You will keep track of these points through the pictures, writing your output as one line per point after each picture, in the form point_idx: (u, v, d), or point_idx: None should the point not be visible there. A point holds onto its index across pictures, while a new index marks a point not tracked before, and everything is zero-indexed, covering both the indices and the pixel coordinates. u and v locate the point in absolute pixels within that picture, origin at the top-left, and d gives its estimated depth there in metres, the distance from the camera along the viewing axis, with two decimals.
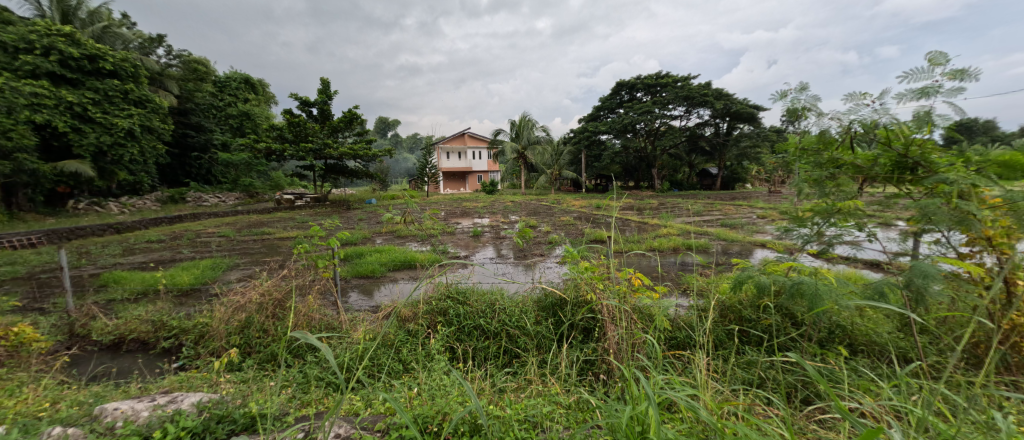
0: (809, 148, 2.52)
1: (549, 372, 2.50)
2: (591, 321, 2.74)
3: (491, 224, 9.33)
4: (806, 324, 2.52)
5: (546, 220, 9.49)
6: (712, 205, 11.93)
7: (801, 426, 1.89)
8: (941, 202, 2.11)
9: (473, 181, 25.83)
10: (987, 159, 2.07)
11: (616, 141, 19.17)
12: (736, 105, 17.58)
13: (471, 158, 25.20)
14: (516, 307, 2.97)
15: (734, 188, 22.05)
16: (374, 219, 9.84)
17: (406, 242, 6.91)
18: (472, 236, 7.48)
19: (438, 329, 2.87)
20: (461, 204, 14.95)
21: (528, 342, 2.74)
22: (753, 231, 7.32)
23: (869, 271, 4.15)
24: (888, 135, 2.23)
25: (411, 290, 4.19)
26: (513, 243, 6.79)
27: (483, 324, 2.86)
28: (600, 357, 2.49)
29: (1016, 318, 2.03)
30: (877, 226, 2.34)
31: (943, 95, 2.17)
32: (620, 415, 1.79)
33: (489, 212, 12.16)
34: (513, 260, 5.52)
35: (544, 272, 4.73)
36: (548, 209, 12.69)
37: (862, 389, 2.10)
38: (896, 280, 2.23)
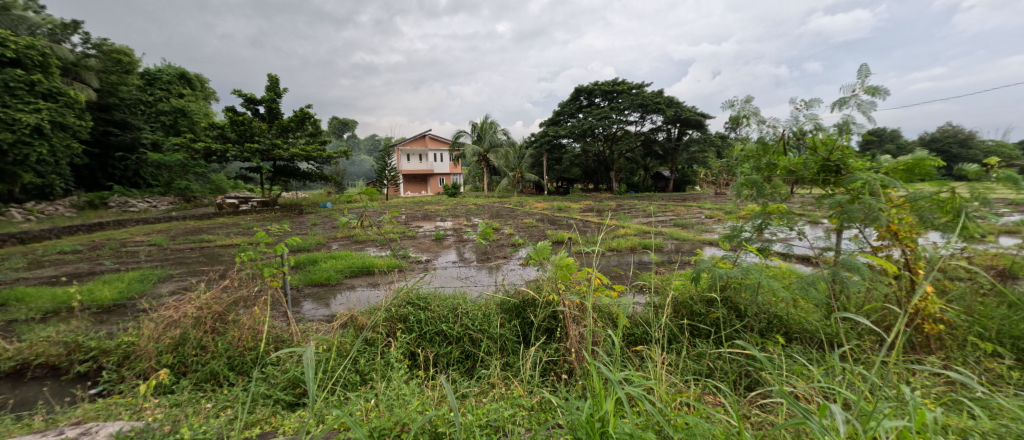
0: (750, 153, 2.69)
1: (511, 375, 2.45)
2: (554, 322, 2.71)
3: (453, 226, 9.22)
4: (748, 314, 2.61)
5: (509, 222, 9.50)
6: (665, 207, 12.41)
7: (746, 411, 1.95)
8: (857, 201, 2.29)
9: (434, 183, 25.63)
10: (893, 166, 2.32)
11: (576, 145, 19.53)
12: (686, 112, 18.39)
13: (432, 160, 24.90)
14: (480, 311, 2.85)
15: (685, 190, 23.18)
16: (328, 224, 9.45)
17: (365, 246, 6.70)
18: (433, 240, 7.32)
19: (395, 337, 2.69)
20: (422, 207, 14.71)
21: (491, 346, 2.65)
22: (702, 230, 7.67)
23: (803, 266, 4.45)
24: (816, 142, 2.43)
25: (374, 298, 4.02)
26: (475, 245, 6.71)
27: (447, 327, 2.72)
28: (563, 356, 2.45)
29: (920, 304, 2.24)
30: (806, 224, 2.50)
31: (862, 106, 2.43)
32: (579, 413, 1.76)
33: (451, 214, 12.02)
34: (476, 263, 5.44)
35: (507, 274, 4.69)
36: (510, 211, 12.72)
37: (795, 373, 2.20)
38: (823, 272, 2.37)
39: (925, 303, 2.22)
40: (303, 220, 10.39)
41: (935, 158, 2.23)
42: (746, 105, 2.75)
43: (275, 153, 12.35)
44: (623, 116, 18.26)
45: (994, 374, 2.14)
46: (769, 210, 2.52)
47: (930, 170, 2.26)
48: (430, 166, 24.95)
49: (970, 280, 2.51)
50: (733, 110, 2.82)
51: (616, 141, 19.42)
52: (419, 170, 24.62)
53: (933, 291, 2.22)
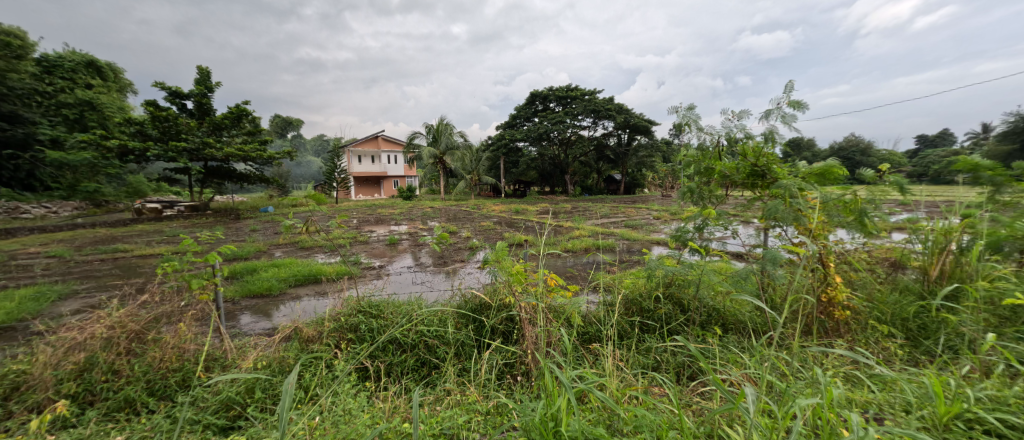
0: (692, 158, 2.82)
1: (470, 383, 2.24)
2: (511, 324, 2.61)
3: (408, 230, 8.95)
4: (690, 308, 2.67)
5: (466, 225, 9.35)
6: (617, 209, 12.77)
7: (688, 399, 1.98)
8: (782, 203, 2.40)
9: (387, 186, 24.99)
10: (807, 171, 2.53)
11: (532, 148, 19.72)
12: (635, 118, 19.09)
13: (385, 162, 24.24)
14: (436, 316, 2.71)
15: (636, 192, 24.06)
16: (269, 230, 8.88)
17: (312, 253, 6.32)
18: (387, 245, 7.03)
19: (343, 349, 2.52)
20: (375, 211, 14.22)
21: (448, 351, 2.51)
22: (652, 230, 7.93)
23: (738, 261, 4.70)
24: (745, 150, 2.57)
25: (322, 308, 3.74)
26: (431, 250, 6.50)
27: (401, 335, 2.56)
28: (519, 358, 2.34)
29: (831, 293, 2.48)
30: (738, 224, 2.63)
31: (786, 118, 2.56)
32: (534, 412, 1.68)
33: (406, 217, 11.68)
34: (432, 268, 5.27)
35: (465, 279, 4.56)
36: (467, 214, 12.59)
37: (731, 361, 2.28)
38: (754, 267, 2.50)
39: (833, 291, 2.49)
40: (239, 226, 9.69)
41: (841, 166, 2.45)
42: (688, 111, 2.81)
43: (206, 153, 11.52)
44: (577, 120, 18.68)
45: (889, 351, 2.47)
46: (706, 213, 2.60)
47: (839, 176, 2.49)
48: (384, 168, 24.31)
49: (872, 271, 3.05)
50: (677, 116, 2.87)
51: (570, 145, 19.80)
52: (371, 172, 23.85)
53: (841, 281, 2.50)
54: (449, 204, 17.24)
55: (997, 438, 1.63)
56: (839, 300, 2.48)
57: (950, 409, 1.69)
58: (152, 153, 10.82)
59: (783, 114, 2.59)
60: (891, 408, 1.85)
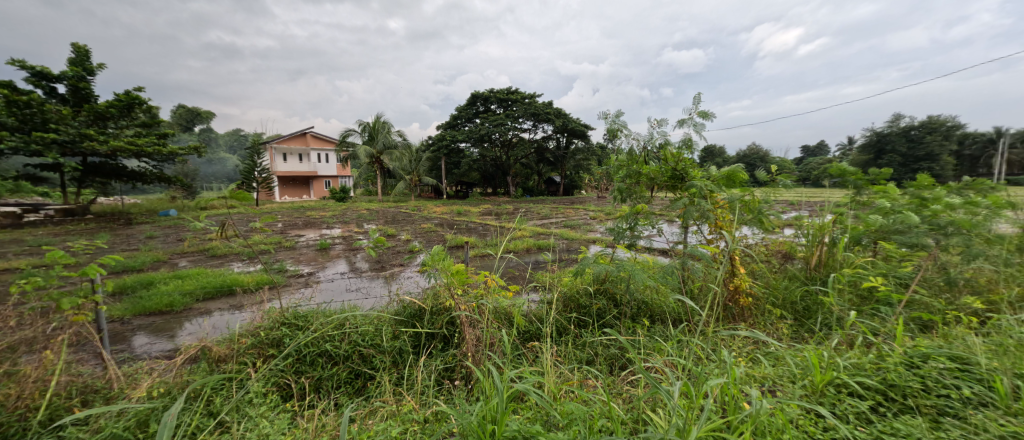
0: (623, 162, 3.22)
1: (417, 383, 2.53)
2: (451, 328, 2.80)
3: (342, 234, 8.77)
4: (622, 303, 3.07)
5: (406, 228, 9.35)
6: (557, 209, 13.39)
7: (619, 389, 2.32)
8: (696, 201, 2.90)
9: (318, 187, 23.97)
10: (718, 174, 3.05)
11: (474, 150, 19.93)
12: (572, 123, 19.99)
13: (315, 161, 23.21)
14: (371, 324, 2.83)
15: (575, 194, 25.12)
16: (174, 237, 8.24)
17: (227, 261, 6.04)
18: (319, 249, 6.89)
19: (269, 366, 2.55)
20: (304, 214, 13.61)
21: (383, 361, 2.67)
22: (588, 230, 8.48)
23: (663, 258, 5.24)
24: (668, 155, 3.02)
25: (235, 322, 3.72)
26: (365, 254, 6.48)
27: (333, 347, 2.65)
28: (458, 362, 2.58)
29: (738, 282, 3.02)
30: (664, 222, 3.10)
31: (698, 127, 3.06)
32: (471, 417, 1.90)
33: (339, 220, 11.38)
34: (369, 273, 5.30)
35: (403, 284, 4.68)
36: (408, 216, 12.55)
37: (655, 350, 2.66)
38: (679, 263, 2.98)
39: (739, 280, 3.04)
40: (129, 233, 8.80)
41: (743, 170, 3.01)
42: (618, 118, 3.21)
43: (84, 145, 10.40)
44: (517, 123, 19.18)
45: (781, 330, 3.03)
46: (638, 210, 3.00)
47: (741, 180, 3.03)
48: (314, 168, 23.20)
49: (768, 262, 3.74)
50: (608, 123, 3.25)
51: (511, 147, 20.25)
52: (298, 172, 22.71)
53: (744, 272, 3.05)
54: (385, 205, 16.90)
55: (858, 397, 2.11)
56: (743, 287, 3.03)
57: (824, 377, 2.16)
58: (8, 144, 9.50)
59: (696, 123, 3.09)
60: (782, 380, 2.29)
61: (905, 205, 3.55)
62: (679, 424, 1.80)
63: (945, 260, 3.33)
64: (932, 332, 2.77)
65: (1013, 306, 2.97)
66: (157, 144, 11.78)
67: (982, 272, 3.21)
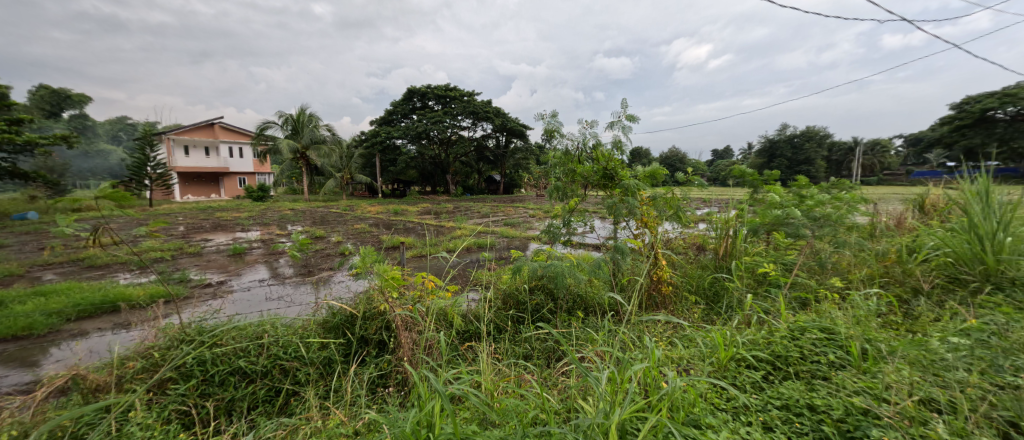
0: (558, 161, 3.55)
1: (348, 394, 2.49)
2: (386, 332, 2.79)
3: (260, 237, 8.36)
4: (557, 298, 3.40)
5: (337, 229, 9.14)
6: (497, 208, 13.71)
7: (553, 380, 2.58)
8: (621, 197, 3.34)
9: (230, 185, 22.51)
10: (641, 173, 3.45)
11: (411, 147, 19.63)
12: (511, 122, 20.46)
13: (225, 157, 21.66)
14: (295, 335, 2.73)
15: (515, 193, 25.65)
16: (38, 246, 7.29)
17: (112, 272, 5.58)
18: (231, 256, 6.54)
19: (166, 391, 2.33)
20: (211, 215, 12.60)
21: (308, 375, 2.58)
22: (528, 228, 8.86)
23: (595, 252, 5.68)
24: (600, 155, 3.38)
25: (119, 345, 3.28)
26: (288, 259, 6.28)
27: (249, 363, 2.51)
28: (394, 368, 2.61)
29: (661, 274, 3.45)
30: (594, 218, 3.50)
31: (625, 129, 3.46)
32: (405, 424, 1.95)
33: (256, 222, 10.73)
34: (292, 279, 5.19)
35: (332, 289, 4.65)
36: (339, 216, 12.19)
37: (587, 340, 2.95)
38: (608, 257, 3.33)
39: (661, 271, 3.47)
40: None
41: (662, 169, 3.43)
42: (553, 119, 3.52)
43: None
44: (456, 120, 19.25)
45: (695, 313, 3.49)
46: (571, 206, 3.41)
47: (660, 176, 3.45)
48: (225, 163, 21.70)
49: (684, 255, 4.26)
50: (544, 124, 3.55)
51: (451, 145, 20.23)
52: (207, 169, 21.05)
53: (664, 265, 3.48)
54: (312, 205, 16.11)
55: (753, 369, 2.52)
56: (665, 278, 3.47)
57: (727, 355, 2.55)
58: None
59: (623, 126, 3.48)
60: (695, 360, 2.65)
61: (788, 201, 4.13)
62: (605, 408, 2.01)
63: (817, 248, 3.96)
64: (809, 309, 3.30)
65: (863, 282, 3.56)
66: (11, 132, 10.26)
67: (843, 257, 3.90)
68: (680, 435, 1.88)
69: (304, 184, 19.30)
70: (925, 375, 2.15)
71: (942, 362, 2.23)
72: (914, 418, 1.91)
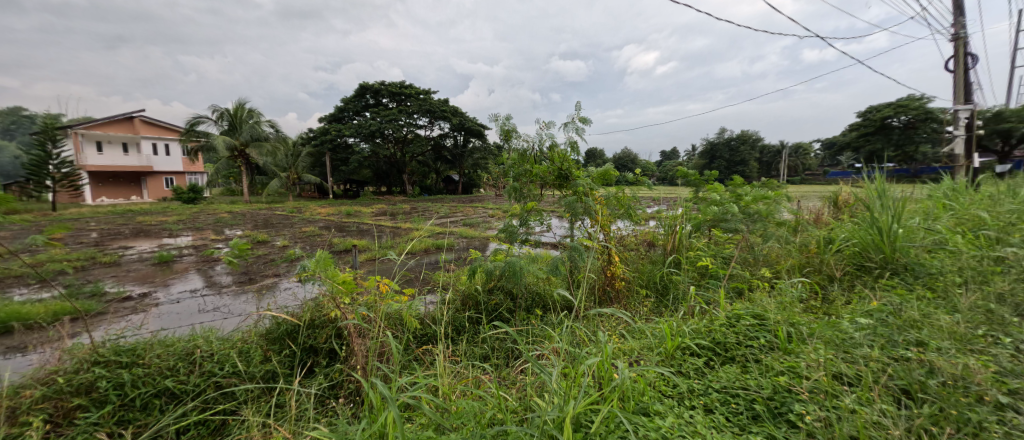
0: (513, 162, 3.68)
1: (295, 407, 2.36)
2: (337, 341, 2.79)
3: (192, 243, 7.92)
4: (516, 297, 3.54)
5: (284, 232, 8.84)
6: (455, 208, 13.70)
7: (510, 378, 2.67)
8: (577, 198, 3.52)
9: (153, 184, 21.13)
10: (594, 173, 3.64)
11: (364, 145, 19.13)
12: (469, 122, 20.48)
13: (148, 154, 20.23)
14: (232, 350, 2.61)
15: (473, 192, 25.67)
16: None
17: (9, 288, 5.13)
18: (157, 265, 6.19)
19: (74, 422, 2.13)
20: (132, 220, 11.71)
21: (247, 392, 2.45)
22: (487, 227, 8.98)
23: (553, 251, 5.88)
24: (556, 156, 3.55)
25: (13, 370, 3.05)
26: (225, 267, 6.03)
27: (177, 383, 2.34)
28: (345, 378, 2.59)
29: (614, 270, 3.67)
30: (551, 217, 3.67)
31: (579, 131, 3.63)
32: (358, 432, 1.96)
33: (189, 228, 10.12)
34: (228, 288, 4.99)
35: (274, 298, 4.51)
36: (283, 219, 11.73)
37: (544, 337, 3.09)
38: (565, 256, 3.50)
39: (615, 268, 3.69)
40: None
41: (614, 169, 3.64)
42: (508, 120, 3.64)
43: None
44: (412, 119, 19.03)
45: (645, 306, 3.73)
46: (527, 206, 3.53)
47: (612, 176, 3.65)
48: (147, 162, 20.27)
49: (637, 251, 4.51)
50: (499, 125, 3.67)
51: (407, 144, 19.95)
52: (126, 168, 19.57)
53: (617, 260, 3.70)
54: (254, 208, 15.33)
55: (695, 355, 2.77)
56: (617, 274, 3.69)
57: (672, 344, 2.77)
58: None
59: (577, 127, 3.65)
60: (644, 350, 2.84)
61: (727, 198, 4.49)
62: (559, 403, 2.07)
63: (751, 242, 4.31)
64: (744, 297, 3.61)
65: (788, 272, 3.94)
66: None
67: (773, 249, 4.30)
68: (631, 424, 1.99)
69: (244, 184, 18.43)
70: (838, 353, 2.43)
71: (851, 340, 2.54)
72: (828, 391, 2.15)
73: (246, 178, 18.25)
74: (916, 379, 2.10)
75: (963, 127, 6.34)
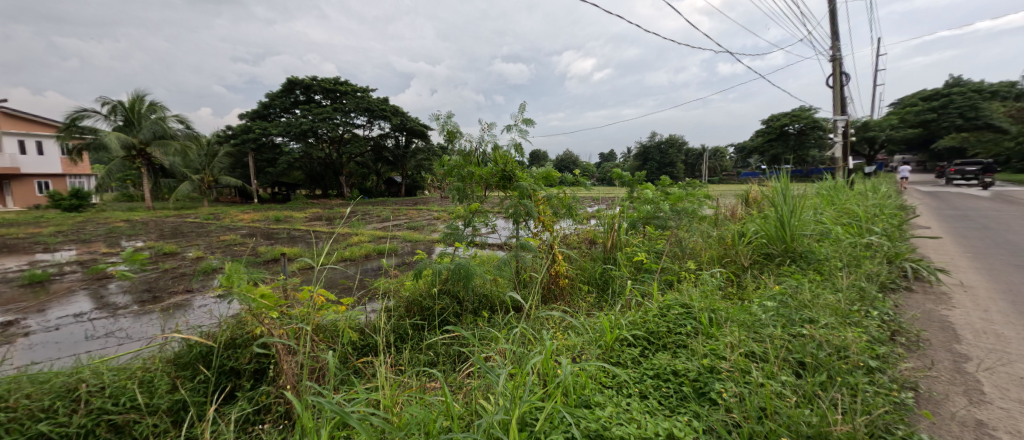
0: (455, 164, 3.77)
1: (213, 437, 2.12)
2: (263, 359, 2.55)
3: (78, 259, 7.13)
4: (463, 300, 3.65)
5: (199, 242, 8.26)
6: (398, 210, 13.44)
7: (457, 385, 2.71)
8: (519, 200, 3.68)
9: (19, 186, 18.54)
10: (536, 174, 3.84)
11: (294, 145, 18.11)
12: (410, 122, 20.20)
13: (13, 153, 17.70)
14: (128, 381, 2.28)
15: (417, 194, 25.31)
16: None
17: None
18: (27, 286, 5.54)
19: None
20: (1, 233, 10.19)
21: (150, 428, 2.14)
22: (433, 230, 8.97)
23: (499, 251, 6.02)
24: (500, 157, 3.70)
25: None
26: (120, 284, 5.51)
27: (55, 426, 1.99)
28: (274, 398, 2.34)
29: (558, 269, 3.88)
30: (496, 217, 3.83)
31: (521, 132, 3.82)
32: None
33: (74, 241, 9.03)
34: (126, 309, 4.53)
35: (182, 319, 4.13)
36: (197, 227, 10.85)
37: (491, 339, 3.19)
38: (511, 258, 3.66)
39: (558, 266, 3.91)
40: None
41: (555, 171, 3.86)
42: (450, 121, 3.73)
43: None
44: (348, 118, 18.41)
45: (586, 302, 3.94)
46: (470, 208, 3.66)
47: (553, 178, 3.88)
48: (14, 162, 17.75)
49: (579, 250, 4.78)
50: (441, 125, 3.75)
51: (343, 144, 19.28)
52: None
53: (561, 259, 3.92)
54: (159, 215, 13.94)
55: (631, 345, 3.02)
56: (561, 272, 3.91)
57: (611, 337, 3.00)
58: None
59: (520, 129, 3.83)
60: (587, 345, 3.02)
61: (656, 198, 4.94)
62: (505, 406, 2.13)
63: (680, 237, 4.66)
64: (673, 288, 3.97)
65: (710, 262, 4.33)
66: None
67: (697, 243, 4.74)
68: (573, 418, 2.13)
69: (145, 187, 16.70)
70: (749, 333, 2.79)
71: (759, 321, 2.93)
72: (741, 368, 2.45)
73: (147, 181, 16.59)
74: (808, 352, 2.46)
75: (840, 133, 7.38)
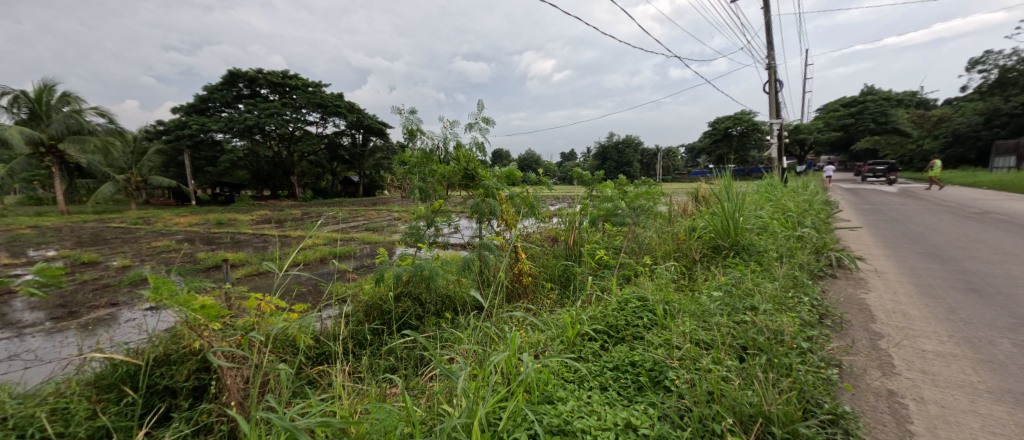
0: (417, 162, 3.78)
1: None
2: (203, 375, 2.45)
3: None
4: (426, 302, 3.69)
5: (127, 249, 7.73)
6: (356, 212, 13.15)
7: (421, 387, 2.73)
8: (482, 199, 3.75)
9: None
10: (498, 173, 3.91)
11: (237, 142, 17.12)
12: (367, 119, 19.82)
13: None
14: (40, 407, 2.17)
15: (375, 194, 24.81)
16: None
17: None
18: None
19: None
20: None
21: None
22: (392, 231, 8.87)
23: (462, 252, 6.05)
24: (462, 155, 3.76)
25: None
26: (27, 299, 5.05)
27: None
28: (214, 417, 2.25)
29: (521, 268, 4.00)
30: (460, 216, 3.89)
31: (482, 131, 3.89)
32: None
33: None
34: (41, 326, 4.20)
35: (104, 336, 3.90)
36: (126, 232, 10.10)
37: (455, 339, 3.24)
38: (472, 258, 3.72)
39: (521, 265, 4.03)
40: None
41: (515, 169, 3.94)
42: (411, 116, 3.73)
43: None
44: (299, 114, 17.79)
45: (546, 300, 4.07)
46: (431, 207, 3.68)
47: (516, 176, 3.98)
48: None
49: (542, 248, 4.91)
50: (402, 122, 3.74)
51: (295, 142, 18.80)
52: None
53: (524, 258, 4.04)
54: (82, 220, 12.81)
55: (592, 339, 3.18)
56: (524, 270, 4.03)
57: (572, 332, 3.14)
58: None
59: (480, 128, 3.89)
60: (548, 342, 3.13)
61: (614, 194, 5.11)
62: (468, 407, 2.18)
63: (636, 234, 4.91)
64: (631, 282, 4.17)
65: (664, 255, 4.56)
66: None
67: (650, 238, 4.99)
68: (535, 415, 2.24)
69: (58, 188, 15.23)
70: (699, 323, 3.01)
71: (707, 311, 3.15)
72: (688, 356, 2.66)
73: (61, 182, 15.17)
74: (750, 338, 2.69)
75: (776, 134, 7.96)
